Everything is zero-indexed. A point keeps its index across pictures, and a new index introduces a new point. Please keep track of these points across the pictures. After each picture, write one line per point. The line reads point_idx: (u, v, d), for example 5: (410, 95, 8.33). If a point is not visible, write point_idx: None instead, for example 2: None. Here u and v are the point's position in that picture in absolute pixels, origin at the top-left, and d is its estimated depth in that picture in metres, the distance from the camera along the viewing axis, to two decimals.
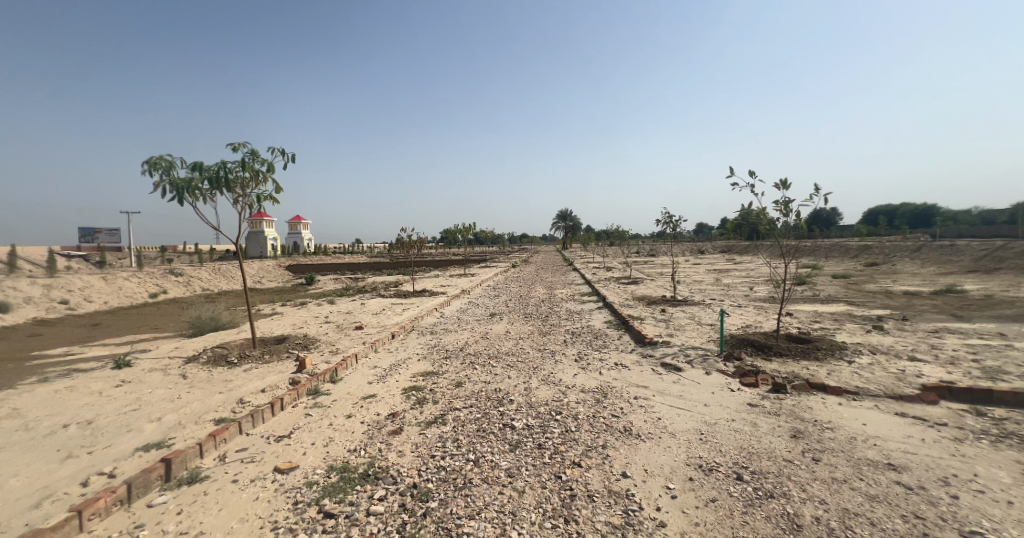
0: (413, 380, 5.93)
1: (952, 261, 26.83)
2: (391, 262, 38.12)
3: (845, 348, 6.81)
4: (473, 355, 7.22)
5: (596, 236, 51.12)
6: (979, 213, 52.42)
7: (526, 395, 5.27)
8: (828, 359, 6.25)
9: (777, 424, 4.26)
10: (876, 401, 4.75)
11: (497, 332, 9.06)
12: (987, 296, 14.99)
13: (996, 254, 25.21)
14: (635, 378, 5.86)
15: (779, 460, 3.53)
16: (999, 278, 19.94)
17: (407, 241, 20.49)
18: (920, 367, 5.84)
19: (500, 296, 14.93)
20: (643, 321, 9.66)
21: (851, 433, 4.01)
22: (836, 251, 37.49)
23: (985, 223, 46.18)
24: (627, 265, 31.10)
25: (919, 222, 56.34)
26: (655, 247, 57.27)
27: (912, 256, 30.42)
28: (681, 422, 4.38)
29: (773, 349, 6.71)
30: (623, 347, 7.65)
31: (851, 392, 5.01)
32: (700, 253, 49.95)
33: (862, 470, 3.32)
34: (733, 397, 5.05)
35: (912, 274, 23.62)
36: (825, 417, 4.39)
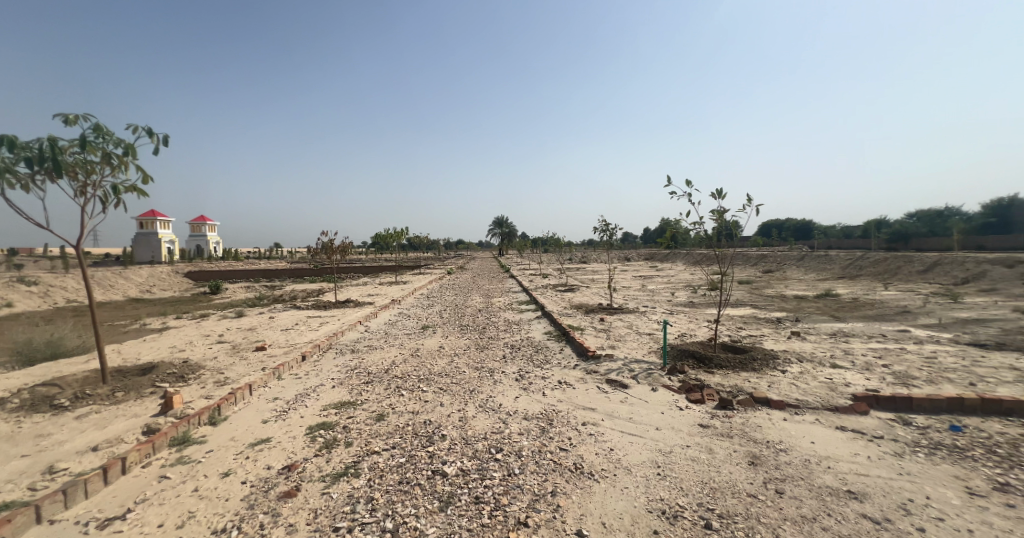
0: (323, 415, 4.86)
1: (827, 268, 30.97)
2: (313, 267, 34.88)
3: (777, 357, 7.00)
4: (400, 378, 6.27)
5: (532, 242, 51.76)
6: (841, 228, 61.97)
7: (462, 427, 4.52)
8: (765, 370, 6.31)
9: (733, 448, 3.97)
10: (817, 415, 4.79)
11: (429, 348, 8.16)
12: (862, 298, 17.20)
13: (858, 262, 29.55)
14: (581, 400, 5.36)
15: (744, 496, 3.20)
16: (864, 284, 23.29)
17: (330, 245, 18.65)
18: (844, 374, 6.17)
19: (433, 306, 13.93)
20: (584, 332, 9.32)
21: (804, 455, 3.88)
22: (739, 259, 41.67)
23: (847, 237, 54.59)
24: (561, 272, 31.58)
25: (799, 235, 65.08)
26: (587, 253, 59.43)
27: (798, 263, 34.59)
28: (635, 453, 3.91)
29: (713, 361, 6.66)
30: (566, 362, 7.17)
31: (793, 405, 5.00)
32: (627, 260, 52.83)
33: (828, 504, 3.12)
34: (684, 417, 4.74)
35: (800, 279, 26.87)
36: (776, 438, 4.21)
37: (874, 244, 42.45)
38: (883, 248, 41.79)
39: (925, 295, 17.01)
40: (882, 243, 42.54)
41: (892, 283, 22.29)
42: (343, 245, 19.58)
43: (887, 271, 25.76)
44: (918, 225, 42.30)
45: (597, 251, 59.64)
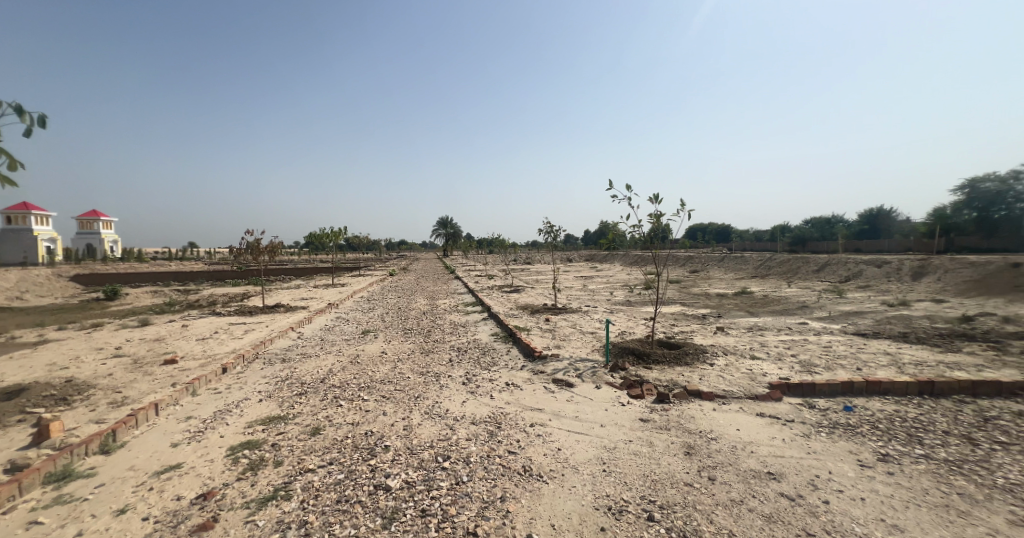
0: (248, 433, 4.40)
1: (743, 268, 34.37)
2: (235, 269, 31.76)
3: (705, 351, 7.58)
4: (337, 387, 5.88)
5: (477, 243, 51.62)
6: (753, 232, 69.09)
7: (407, 436, 4.33)
8: (696, 364, 6.80)
9: (670, 440, 4.20)
10: (740, 404, 5.24)
11: (370, 354, 7.76)
12: (771, 295, 19.32)
13: (767, 262, 33.12)
14: (528, 401, 5.39)
15: (681, 485, 3.39)
16: (772, 282, 26.17)
17: (256, 245, 17.09)
18: (761, 364, 6.84)
19: (374, 309, 13.30)
20: (530, 333, 9.40)
21: (731, 442, 4.22)
22: (669, 259, 44.80)
23: (758, 240, 61.04)
24: (506, 273, 31.79)
25: (719, 238, 71.59)
26: (531, 255, 60.48)
27: (719, 264, 37.98)
28: (582, 451, 4.00)
29: (651, 358, 7.05)
30: (513, 364, 7.19)
31: (720, 396, 5.43)
32: (569, 261, 54.54)
33: (752, 486, 3.41)
34: (625, 412, 4.95)
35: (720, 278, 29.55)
36: (707, 427, 4.52)
37: (780, 247, 47.84)
38: (787, 250, 47.22)
39: (820, 291, 19.48)
40: (786, 245, 48.17)
41: (794, 281, 25.29)
42: (271, 245, 18.05)
43: (790, 270, 29.18)
44: (814, 231, 48.41)
45: (540, 253, 60.92)
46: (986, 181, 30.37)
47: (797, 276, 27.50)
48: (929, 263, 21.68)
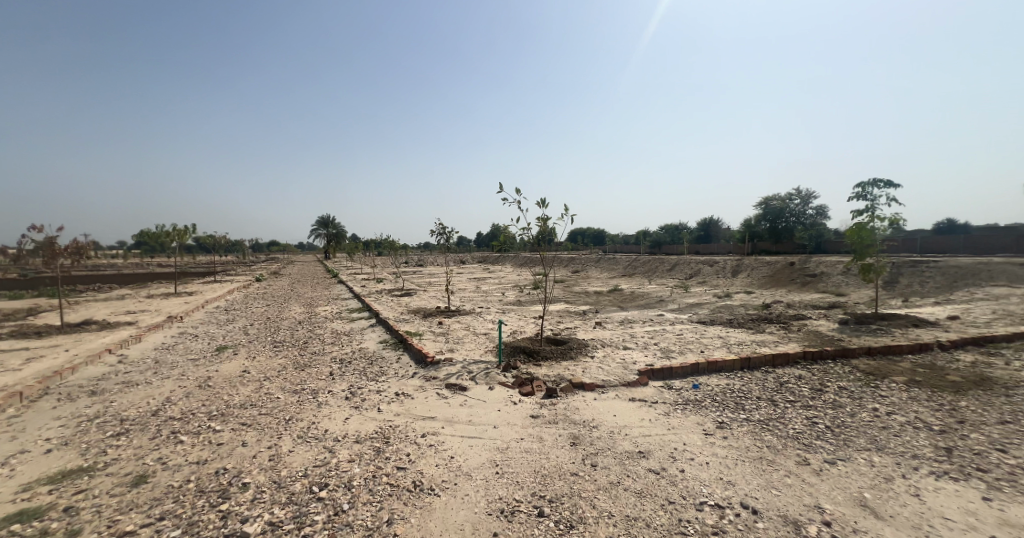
0: (28, 499, 3.27)
1: (615, 267, 38.79)
2: (22, 278, 24.04)
3: (587, 345, 8.25)
4: (179, 419, 4.80)
5: (362, 245, 48.25)
6: (622, 236, 78.57)
7: (274, 467, 3.73)
8: (579, 358, 7.34)
9: (558, 433, 4.43)
10: (616, 391, 5.80)
11: (228, 374, 6.56)
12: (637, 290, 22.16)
13: (634, 262, 37.99)
14: (420, 410, 5.14)
15: (568, 476, 3.58)
16: (637, 279, 30.10)
17: (55, 246, 13.17)
18: (631, 354, 7.72)
19: (234, 321, 11.34)
20: (422, 338, 9.03)
21: (610, 428, 4.62)
22: (555, 260, 48.13)
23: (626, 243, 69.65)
24: (396, 276, 30.38)
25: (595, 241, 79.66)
26: (422, 257, 58.96)
27: (596, 264, 42.23)
28: (475, 456, 3.94)
29: (540, 355, 7.38)
30: (403, 371, 6.81)
31: (600, 386, 5.94)
32: (462, 263, 54.69)
33: (626, 466, 3.77)
34: (517, 411, 5.06)
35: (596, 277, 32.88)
36: (589, 417, 4.88)
37: (643, 249, 55.34)
38: (648, 252, 54.79)
39: (671, 287, 23.07)
40: (648, 247, 56.00)
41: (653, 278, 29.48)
42: (79, 245, 14.11)
43: (651, 269, 33.91)
44: (667, 236, 57.16)
45: (432, 255, 59.85)
46: (776, 199, 39.84)
47: (655, 274, 32.10)
48: (742, 262, 27.39)
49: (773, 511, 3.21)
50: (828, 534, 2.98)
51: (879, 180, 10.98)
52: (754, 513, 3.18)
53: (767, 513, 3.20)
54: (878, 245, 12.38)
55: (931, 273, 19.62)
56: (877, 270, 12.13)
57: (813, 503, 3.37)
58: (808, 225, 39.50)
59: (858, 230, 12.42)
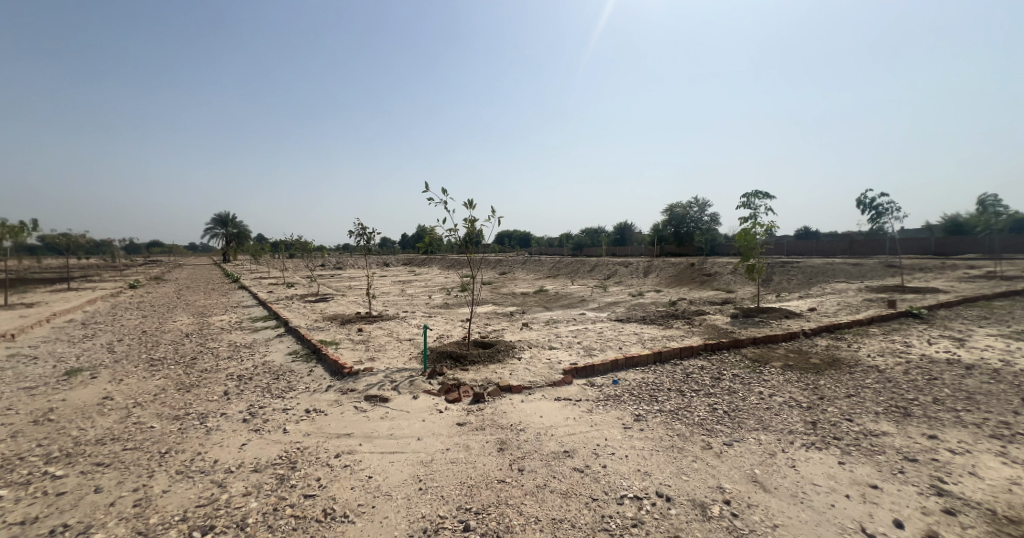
0: None
1: (540, 269, 40.03)
2: None
3: (514, 346, 8.28)
4: (3, 467, 3.78)
5: (270, 246, 43.68)
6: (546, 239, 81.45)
7: (144, 513, 3.09)
8: (506, 360, 7.33)
9: (485, 439, 4.32)
10: (542, 392, 5.86)
11: (84, 403, 5.38)
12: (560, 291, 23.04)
13: (557, 264, 39.56)
14: (334, 427, 4.68)
15: (495, 483, 3.49)
16: (561, 280, 31.35)
17: None
18: (557, 353, 7.91)
19: (96, 337, 9.42)
20: (338, 347, 8.33)
21: (536, 429, 4.63)
22: (482, 262, 48.16)
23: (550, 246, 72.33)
24: (309, 280, 27.94)
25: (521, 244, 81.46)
26: (341, 259, 55.21)
27: (522, 265, 43.15)
28: (397, 473, 3.66)
29: (468, 359, 7.23)
30: (315, 385, 6.19)
31: (527, 387, 5.96)
32: (385, 265, 52.29)
33: (552, 467, 3.79)
34: (443, 419, 4.85)
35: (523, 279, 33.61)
36: (516, 420, 4.85)
37: (566, 252, 57.93)
38: (570, 254, 57.45)
39: (591, 287, 24.37)
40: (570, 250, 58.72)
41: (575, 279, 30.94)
42: None
43: (573, 270, 35.59)
44: (587, 239, 60.50)
45: (352, 258, 56.33)
46: (679, 207, 44.42)
47: (577, 275, 33.73)
48: (653, 264, 29.95)
49: (683, 496, 3.44)
50: (728, 512, 3.27)
51: (759, 191, 12.71)
52: (668, 500, 3.38)
53: (679, 499, 3.41)
54: (759, 248, 14.31)
55: (797, 272, 23.26)
56: (759, 269, 13.97)
57: (716, 484, 3.68)
58: (704, 231, 44.61)
59: (745, 235, 14.21)
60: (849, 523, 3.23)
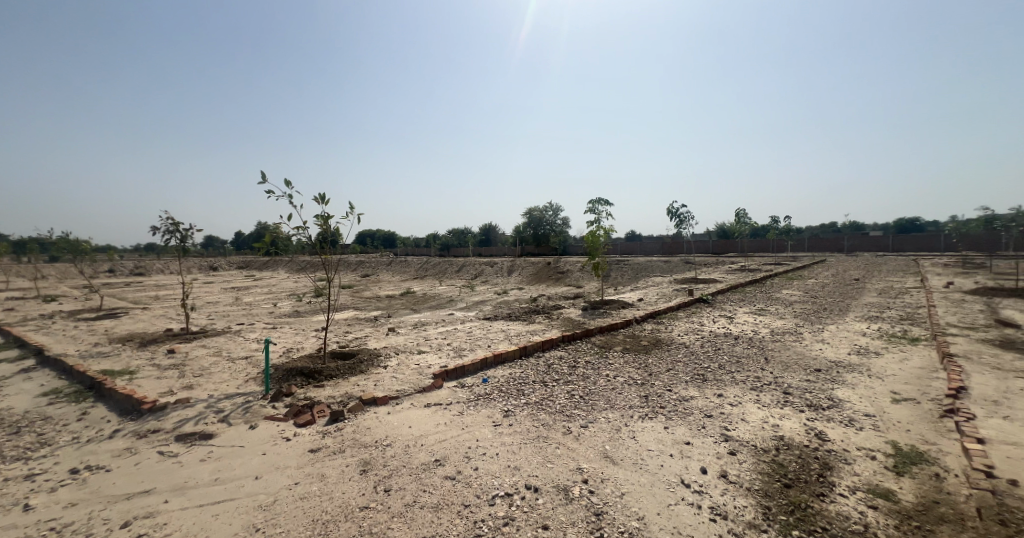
0: None
1: (406, 269, 38.61)
2: None
3: (379, 354, 7.67)
4: None
5: (15, 246, 31.45)
6: (412, 239, 79.05)
7: None
8: (370, 370, 6.72)
9: (344, 463, 3.83)
10: (411, 400, 5.54)
11: None
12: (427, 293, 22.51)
13: (424, 264, 38.71)
14: (127, 485, 3.53)
15: (356, 512, 3.10)
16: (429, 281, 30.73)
17: None
18: (425, 357, 7.62)
19: None
20: (134, 376, 6.41)
21: (404, 441, 4.32)
22: (340, 264, 43.96)
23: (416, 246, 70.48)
24: (89, 292, 21.07)
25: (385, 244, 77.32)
26: (143, 262, 43.36)
27: (386, 267, 40.90)
28: (223, 528, 2.94)
29: (323, 373, 6.38)
30: (94, 433, 4.60)
31: (394, 397, 5.55)
32: (212, 270, 43.17)
33: (422, 480, 3.57)
34: (291, 448, 4.14)
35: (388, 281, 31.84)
36: (382, 435, 4.44)
37: (433, 252, 57.25)
38: (438, 255, 57.06)
39: (459, 287, 24.57)
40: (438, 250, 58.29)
41: (443, 280, 30.74)
42: None
43: (440, 270, 35.34)
44: (454, 240, 60.89)
45: (161, 260, 44.86)
46: (536, 212, 48.42)
47: (444, 276, 33.58)
48: (515, 263, 31.82)
49: (548, 484, 3.63)
50: (586, 490, 3.57)
51: (602, 199, 14.63)
52: (535, 491, 3.51)
53: (545, 487, 3.59)
54: (602, 249, 16.50)
55: (629, 268, 27.71)
56: (602, 266, 16.09)
57: (575, 466, 3.99)
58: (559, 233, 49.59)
59: (591, 238, 16.18)
60: (673, 478, 3.88)
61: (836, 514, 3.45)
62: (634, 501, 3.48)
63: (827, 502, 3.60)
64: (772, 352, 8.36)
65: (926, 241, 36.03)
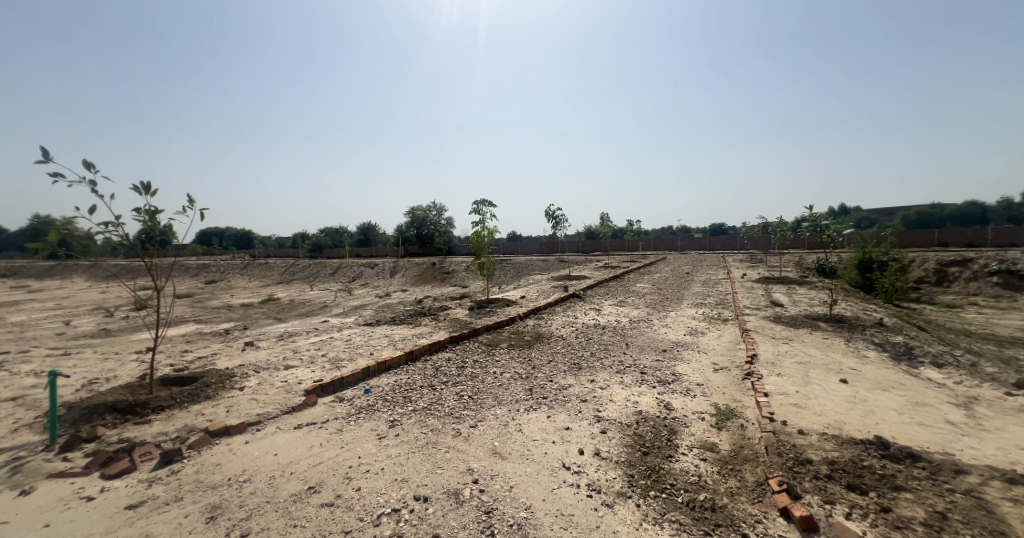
0: None
1: (267, 273, 33.60)
2: None
3: (232, 374, 6.48)
4: None
5: None
6: (274, 239, 69.30)
7: None
8: (219, 394, 5.63)
9: (185, 513, 3.13)
10: (277, 423, 4.82)
11: None
12: (294, 299, 19.93)
13: (291, 267, 34.23)
14: None
15: None
16: (296, 286, 27.29)
17: None
18: (295, 372, 6.72)
19: None
20: None
21: (269, 472, 3.73)
22: (175, 268, 36.03)
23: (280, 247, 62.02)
24: None
25: (238, 244, 66.12)
26: None
27: (240, 271, 35.00)
28: None
29: (149, 406, 5.11)
30: None
31: (253, 423, 4.75)
32: None
33: (292, 513, 3.13)
34: (100, 508, 3.21)
35: (243, 287, 27.25)
36: (238, 470, 3.75)
37: (301, 253, 51.11)
38: (308, 257, 51.20)
39: (334, 291, 22.41)
40: (308, 251, 52.34)
41: (314, 284, 27.59)
42: None
43: (311, 273, 31.72)
44: (327, 239, 55.31)
45: None
46: (419, 211, 47.15)
47: (316, 279, 30.27)
48: (398, 264, 30.47)
49: (438, 491, 3.53)
50: (476, 491, 3.57)
51: (486, 200, 14.95)
52: (425, 501, 3.38)
53: (434, 495, 3.47)
54: (487, 249, 16.86)
55: (511, 267, 28.95)
56: (487, 266, 16.44)
57: (465, 467, 3.97)
58: None
59: (476, 238, 16.39)
60: (555, 463, 4.15)
61: (680, 470, 4.12)
62: (521, 492, 3.61)
63: (674, 461, 4.28)
64: (632, 339, 9.62)
65: (730, 240, 46.30)
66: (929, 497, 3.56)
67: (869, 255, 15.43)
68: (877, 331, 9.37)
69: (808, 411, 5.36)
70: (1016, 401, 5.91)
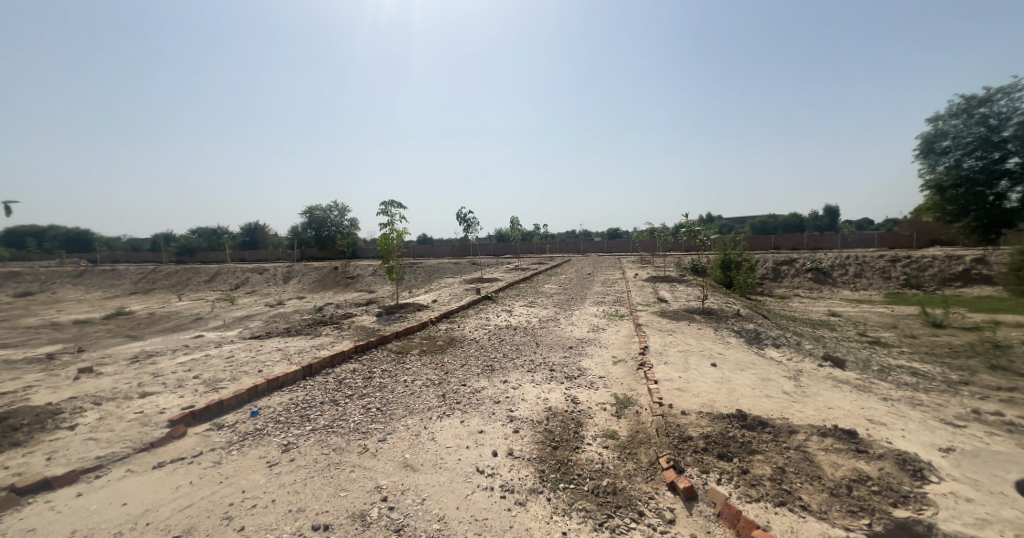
0: None
1: (115, 283, 27.63)
2: None
3: (59, 411, 5.15)
4: None
5: None
6: (127, 241, 57.49)
7: None
8: (37, 439, 4.43)
9: None
10: (127, 465, 3.95)
11: None
12: (154, 312, 16.69)
13: (150, 275, 28.65)
14: None
15: None
16: (157, 297, 22.89)
17: None
18: (155, 400, 5.59)
19: None
20: None
21: (115, 528, 3.03)
22: None
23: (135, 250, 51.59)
24: None
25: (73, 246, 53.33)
26: None
27: (74, 281, 28.18)
28: None
29: None
30: None
31: (91, 470, 3.82)
32: None
33: None
34: None
35: (78, 301, 21.96)
36: (66, 533, 2.97)
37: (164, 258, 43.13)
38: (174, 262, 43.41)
39: (210, 301, 19.32)
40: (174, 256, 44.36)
41: (183, 293, 23.49)
42: None
43: (179, 281, 26.93)
44: (201, 240, 47.55)
45: None
46: (317, 211, 43.27)
47: (186, 288, 25.78)
48: (293, 268, 27.52)
49: (340, 516, 3.22)
50: (385, 509, 3.34)
51: (394, 201, 14.26)
52: (325, 529, 3.05)
53: (336, 521, 3.16)
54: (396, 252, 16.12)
55: (421, 271, 28.11)
56: (396, 270, 15.69)
57: (372, 486, 3.69)
58: None
59: (385, 240, 15.57)
60: (469, 468, 4.10)
61: (585, 460, 4.37)
62: (434, 503, 3.48)
63: (581, 452, 4.52)
64: (541, 338, 9.97)
65: (624, 243, 51.17)
66: (774, 455, 4.31)
67: (729, 256, 18.27)
68: (736, 320, 11.12)
69: (688, 393, 6.11)
70: (826, 370, 7.50)
